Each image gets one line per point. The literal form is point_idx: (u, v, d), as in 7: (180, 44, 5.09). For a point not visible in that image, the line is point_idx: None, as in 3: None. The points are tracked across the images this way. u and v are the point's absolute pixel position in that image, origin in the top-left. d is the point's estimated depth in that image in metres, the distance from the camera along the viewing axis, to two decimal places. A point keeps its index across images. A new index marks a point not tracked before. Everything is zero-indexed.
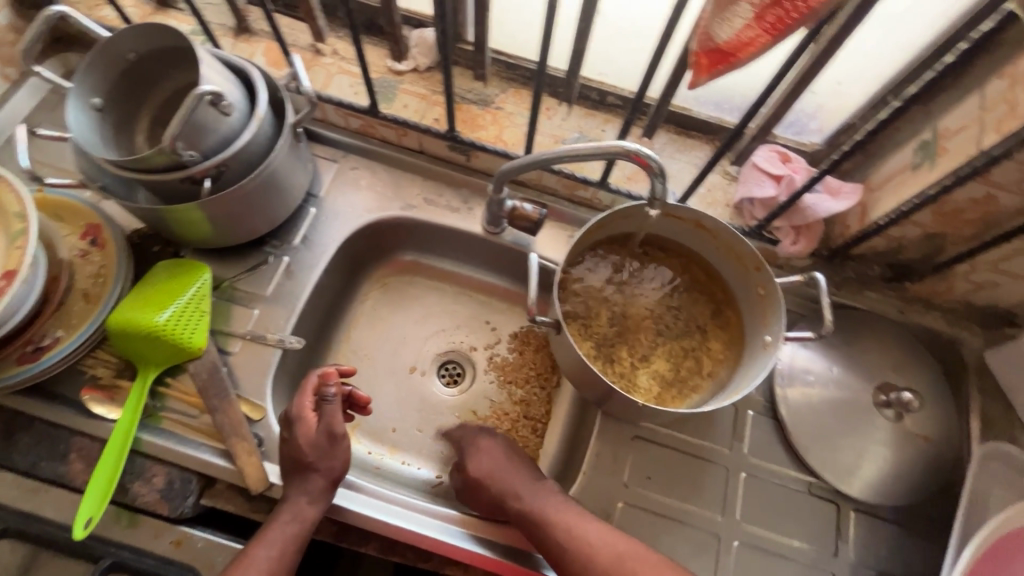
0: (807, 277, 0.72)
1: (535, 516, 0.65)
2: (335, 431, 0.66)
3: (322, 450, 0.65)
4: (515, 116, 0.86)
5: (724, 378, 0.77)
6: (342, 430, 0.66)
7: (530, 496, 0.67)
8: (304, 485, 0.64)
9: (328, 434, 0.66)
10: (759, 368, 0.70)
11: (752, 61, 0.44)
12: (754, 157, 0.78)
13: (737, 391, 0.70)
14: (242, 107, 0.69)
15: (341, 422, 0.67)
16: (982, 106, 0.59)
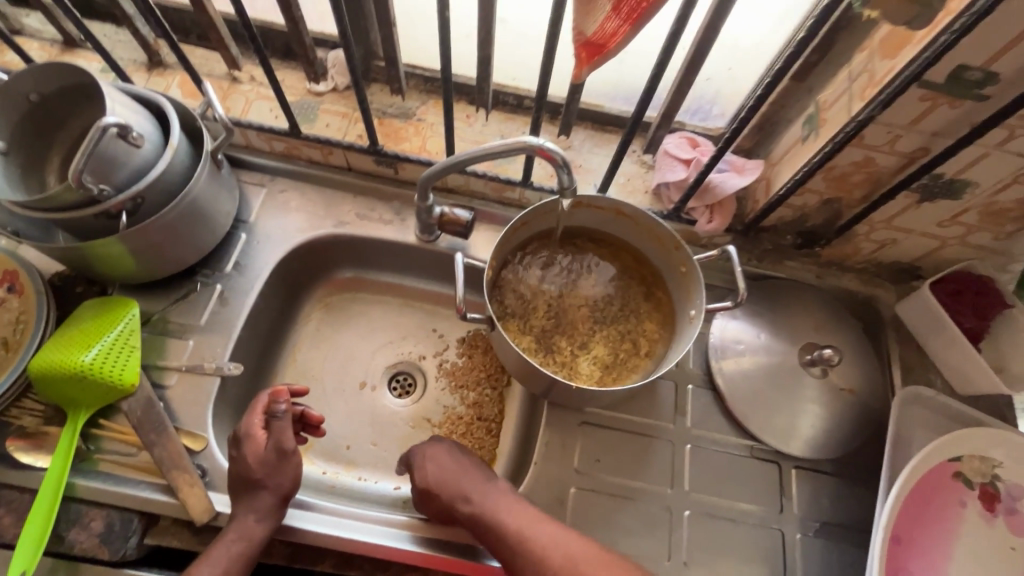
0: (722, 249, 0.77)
1: (485, 521, 0.66)
2: (284, 447, 0.66)
3: (273, 468, 0.64)
4: (436, 125, 0.89)
5: (660, 355, 0.80)
6: (292, 445, 0.66)
7: (481, 504, 0.66)
8: (249, 508, 0.63)
9: (278, 451, 0.65)
10: (687, 341, 0.74)
11: (622, 50, 0.48)
12: (665, 144, 0.83)
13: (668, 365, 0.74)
14: (155, 138, 0.69)
15: (291, 438, 0.67)
16: (848, 78, 0.65)
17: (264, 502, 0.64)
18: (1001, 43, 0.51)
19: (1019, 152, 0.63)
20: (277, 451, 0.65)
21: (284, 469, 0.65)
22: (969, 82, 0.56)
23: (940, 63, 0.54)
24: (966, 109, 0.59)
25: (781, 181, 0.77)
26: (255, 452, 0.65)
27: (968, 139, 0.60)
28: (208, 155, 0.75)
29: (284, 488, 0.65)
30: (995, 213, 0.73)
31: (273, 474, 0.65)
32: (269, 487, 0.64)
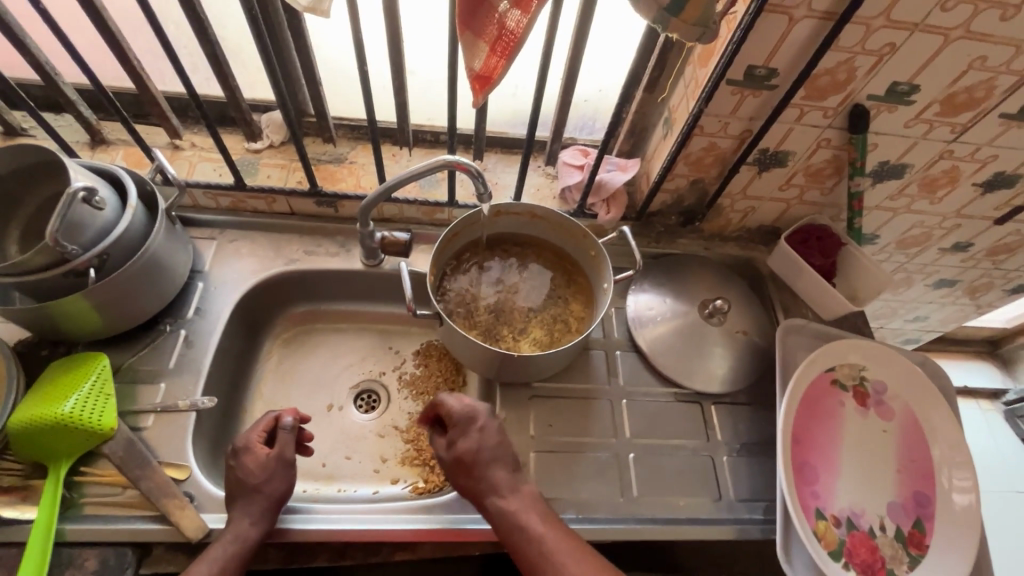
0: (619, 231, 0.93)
1: (510, 516, 0.72)
2: (284, 457, 0.74)
3: (266, 473, 0.71)
4: (368, 165, 1.02)
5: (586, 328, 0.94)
6: (291, 456, 0.75)
7: (512, 500, 0.74)
8: (242, 514, 0.69)
9: (281, 459, 0.73)
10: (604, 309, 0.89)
11: (503, 79, 0.62)
12: (562, 156, 1.01)
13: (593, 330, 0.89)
14: (114, 201, 0.78)
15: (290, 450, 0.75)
16: (685, 85, 0.85)
17: (256, 507, 0.70)
18: (770, 48, 0.72)
19: (813, 124, 0.84)
20: (278, 459, 0.73)
21: (280, 474, 0.72)
22: (760, 76, 0.76)
23: (737, 66, 0.74)
24: (765, 97, 0.80)
25: (656, 172, 0.96)
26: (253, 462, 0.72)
27: (773, 118, 0.81)
28: (163, 213, 0.84)
29: (278, 493, 0.72)
30: (815, 174, 0.95)
31: (261, 480, 0.71)
32: (259, 492, 0.70)
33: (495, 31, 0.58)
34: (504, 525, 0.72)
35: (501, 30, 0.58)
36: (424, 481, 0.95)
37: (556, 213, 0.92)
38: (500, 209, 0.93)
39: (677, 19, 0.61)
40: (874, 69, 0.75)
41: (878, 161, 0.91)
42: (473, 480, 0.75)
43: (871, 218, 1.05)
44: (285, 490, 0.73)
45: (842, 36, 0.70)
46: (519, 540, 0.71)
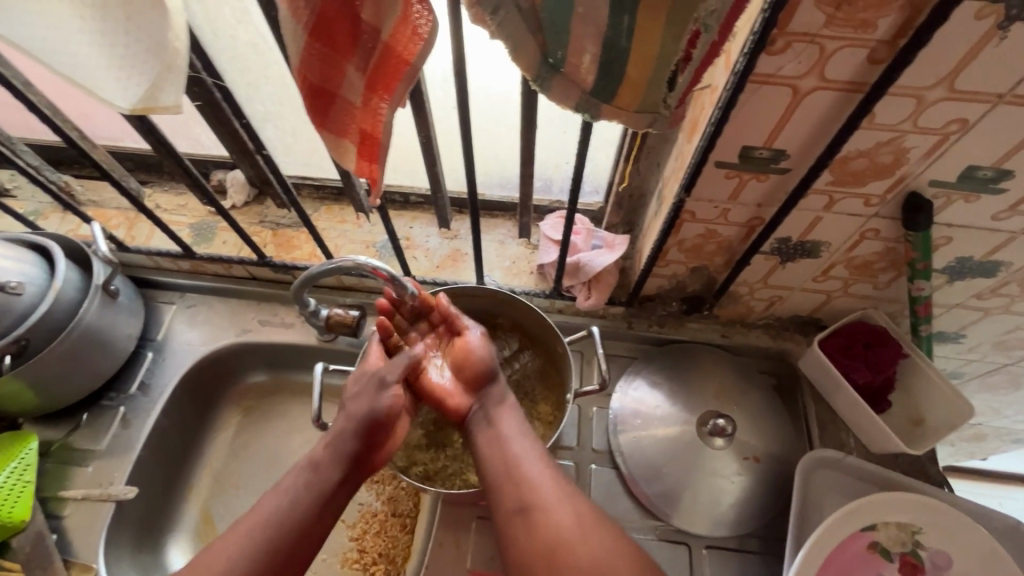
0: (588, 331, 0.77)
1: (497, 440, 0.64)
2: (384, 380, 0.66)
3: (359, 393, 0.66)
4: (329, 230, 0.92)
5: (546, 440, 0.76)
6: (392, 379, 0.66)
7: (508, 404, 0.68)
8: (329, 444, 0.62)
9: (380, 381, 0.66)
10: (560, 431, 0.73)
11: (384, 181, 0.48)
12: (542, 226, 0.86)
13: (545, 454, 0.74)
14: (39, 281, 0.75)
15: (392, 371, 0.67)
16: (676, 157, 0.66)
17: (339, 447, 0.62)
18: (770, 126, 0.52)
19: (852, 213, 0.62)
20: (374, 380, 0.66)
21: (380, 400, 0.65)
22: (762, 159, 0.56)
23: (727, 148, 0.55)
24: (775, 181, 0.59)
25: (646, 254, 0.78)
26: (352, 386, 0.67)
27: (786, 209, 0.60)
28: (97, 287, 0.79)
29: (378, 422, 0.64)
30: (862, 266, 0.71)
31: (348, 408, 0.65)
32: (346, 417, 0.64)
33: (353, 131, 0.45)
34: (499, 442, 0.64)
35: (358, 130, 0.44)
36: None
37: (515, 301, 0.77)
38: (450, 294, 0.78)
39: (610, 104, 0.45)
40: (934, 151, 0.53)
41: (952, 257, 0.66)
42: (486, 381, 0.69)
43: (948, 317, 0.79)
44: (383, 422, 0.64)
45: (877, 110, 0.49)
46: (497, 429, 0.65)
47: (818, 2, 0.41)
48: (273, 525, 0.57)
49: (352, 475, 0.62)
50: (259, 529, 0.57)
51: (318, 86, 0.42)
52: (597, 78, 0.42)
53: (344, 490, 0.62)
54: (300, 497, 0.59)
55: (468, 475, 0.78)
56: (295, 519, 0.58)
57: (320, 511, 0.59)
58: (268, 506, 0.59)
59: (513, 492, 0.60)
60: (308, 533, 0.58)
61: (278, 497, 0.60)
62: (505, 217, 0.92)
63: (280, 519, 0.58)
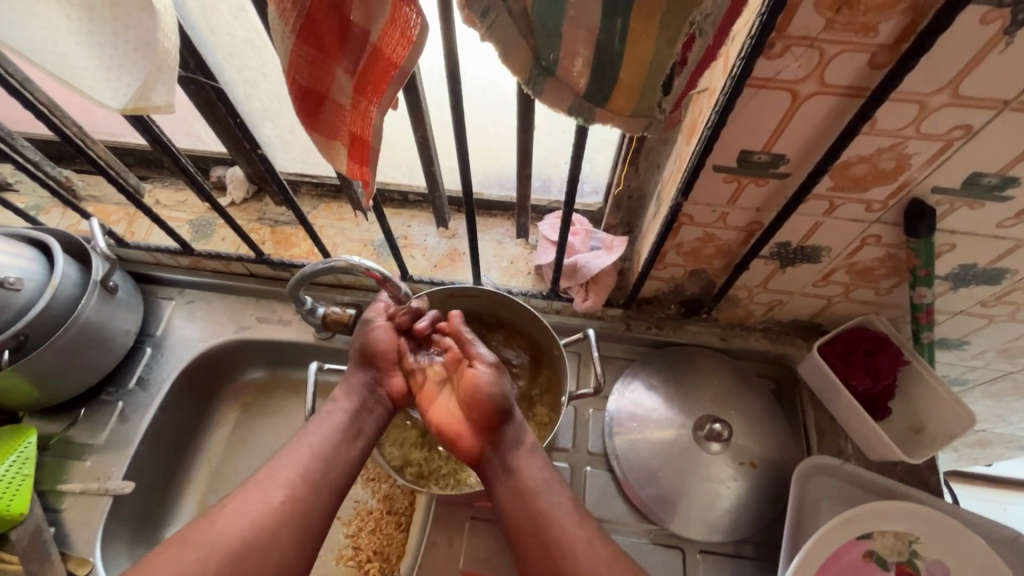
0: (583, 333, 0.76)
1: (529, 492, 0.60)
2: (371, 320, 0.70)
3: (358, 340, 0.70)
4: (327, 227, 0.92)
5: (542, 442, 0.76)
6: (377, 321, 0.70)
7: (533, 452, 0.63)
8: (345, 384, 0.67)
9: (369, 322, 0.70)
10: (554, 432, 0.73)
11: (375, 183, 0.47)
12: (540, 227, 0.85)
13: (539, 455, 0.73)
14: (38, 277, 0.75)
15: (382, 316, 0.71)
16: (675, 159, 0.65)
17: (353, 385, 0.67)
18: (769, 130, 0.51)
19: (854, 218, 0.61)
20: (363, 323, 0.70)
21: (371, 334, 0.69)
22: (760, 163, 0.55)
23: (725, 152, 0.54)
24: (774, 186, 0.58)
25: (644, 256, 0.77)
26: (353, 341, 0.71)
27: (785, 214, 0.59)
28: (96, 283, 0.80)
29: (376, 357, 0.68)
30: (863, 272, 0.70)
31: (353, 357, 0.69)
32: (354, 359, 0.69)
33: (343, 133, 0.44)
34: (530, 495, 0.59)
35: (348, 130, 0.44)
36: None
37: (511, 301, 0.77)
38: (447, 293, 0.78)
39: (604, 108, 0.44)
40: (937, 158, 0.51)
41: (956, 264, 0.65)
42: (499, 422, 0.63)
43: (951, 324, 0.78)
44: (378, 352, 0.68)
45: (878, 115, 0.48)
46: (523, 485, 0.60)
47: (816, 6, 0.40)
48: (309, 451, 0.59)
49: (368, 406, 0.66)
50: (296, 456, 0.58)
51: (307, 88, 0.41)
52: (590, 81, 0.42)
53: (364, 420, 0.65)
54: (323, 429, 0.61)
55: (461, 476, 0.78)
56: (324, 445, 0.60)
57: (345, 440, 0.62)
58: (299, 441, 0.60)
59: (551, 555, 0.57)
60: (336, 459, 0.60)
61: (306, 432, 0.61)
62: (505, 217, 0.92)
63: (313, 447, 0.59)
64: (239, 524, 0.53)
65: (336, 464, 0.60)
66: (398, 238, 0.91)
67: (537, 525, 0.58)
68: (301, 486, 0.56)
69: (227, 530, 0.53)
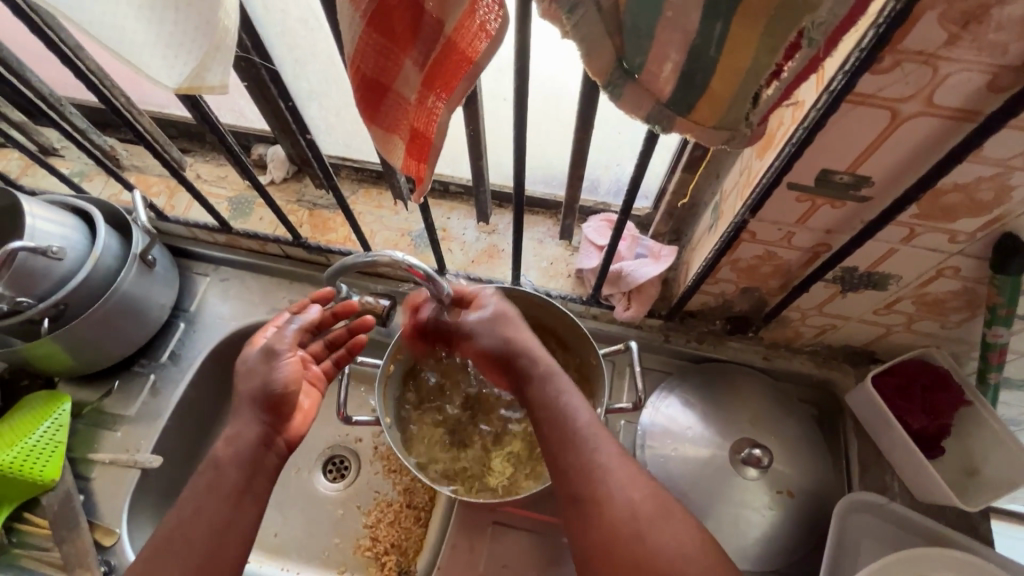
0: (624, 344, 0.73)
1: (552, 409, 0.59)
2: (272, 348, 0.66)
3: (249, 374, 0.65)
4: (365, 214, 0.91)
5: None
6: (280, 348, 0.67)
7: (552, 373, 0.62)
8: (227, 441, 0.61)
9: (271, 350, 0.67)
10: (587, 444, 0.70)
11: (431, 181, 0.45)
12: (585, 230, 0.82)
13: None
14: (80, 246, 0.75)
15: (280, 343, 0.67)
16: (740, 170, 0.61)
17: (242, 437, 0.62)
18: (858, 150, 0.47)
19: (932, 248, 0.57)
20: (263, 355, 0.66)
21: (272, 373, 0.65)
22: (841, 184, 0.51)
23: (804, 169, 0.50)
24: (851, 209, 0.54)
25: (695, 269, 0.73)
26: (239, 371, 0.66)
27: (859, 239, 0.55)
28: (136, 256, 0.80)
29: (277, 399, 0.64)
30: (931, 303, 0.66)
31: (237, 406, 0.63)
32: (242, 401, 0.63)
33: (404, 128, 0.42)
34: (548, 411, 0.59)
35: (410, 124, 0.41)
36: None
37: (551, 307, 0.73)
38: None
39: (686, 117, 0.40)
40: None
41: None
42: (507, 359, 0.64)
43: (1021, 364, 0.73)
44: (282, 395, 0.65)
45: (987, 142, 0.43)
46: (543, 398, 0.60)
47: (940, 18, 0.36)
48: (185, 538, 0.55)
49: (261, 461, 0.62)
50: (174, 549, 0.55)
51: (371, 78, 0.39)
52: (675, 89, 0.38)
53: (256, 484, 0.61)
54: (211, 494, 0.58)
55: (487, 481, 0.76)
56: (203, 526, 0.56)
57: (234, 509, 0.58)
58: (178, 525, 0.56)
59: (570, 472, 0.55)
60: (228, 534, 0.57)
61: (183, 508, 0.57)
62: (548, 216, 0.89)
63: (188, 532, 0.56)
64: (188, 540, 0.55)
65: (232, 535, 0.57)
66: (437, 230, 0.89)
67: (556, 438, 0.57)
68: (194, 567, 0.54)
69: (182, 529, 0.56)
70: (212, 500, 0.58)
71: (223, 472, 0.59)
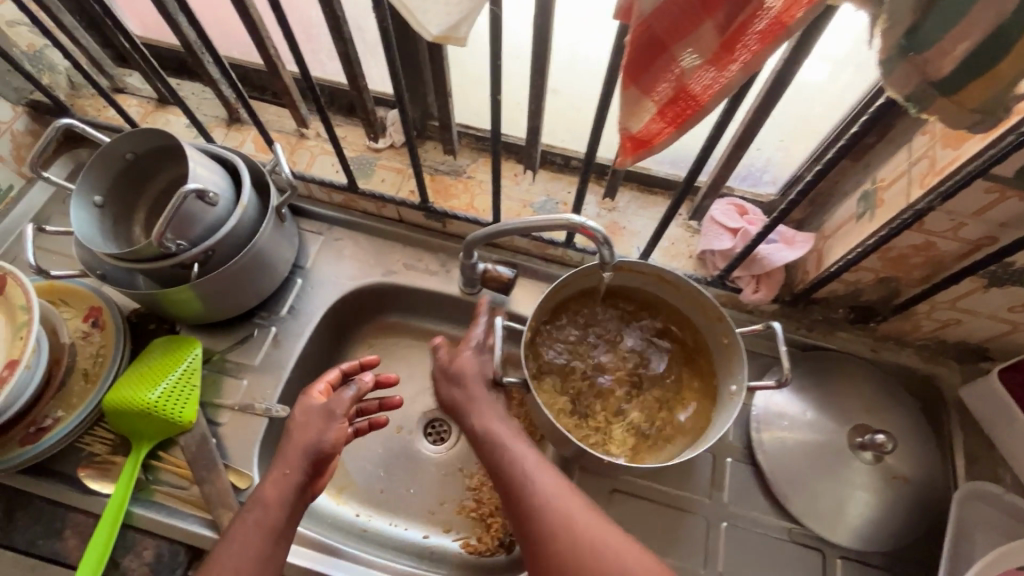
0: (766, 327, 0.73)
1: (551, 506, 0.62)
2: (332, 412, 0.72)
3: (305, 425, 0.71)
4: (485, 183, 0.93)
5: (704, 434, 0.74)
6: (339, 411, 0.72)
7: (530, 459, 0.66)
8: (274, 479, 0.68)
9: (328, 413, 0.72)
10: (727, 420, 0.70)
11: (666, 147, 0.48)
12: (711, 211, 0.83)
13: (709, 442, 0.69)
14: (227, 196, 0.76)
15: (341, 405, 0.73)
16: (911, 159, 0.63)
17: (287, 480, 0.68)
18: None
19: None
20: (324, 414, 0.72)
21: (324, 434, 0.71)
22: None
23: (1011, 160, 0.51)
24: None
25: (833, 258, 0.75)
26: (297, 417, 0.72)
27: None
28: (274, 209, 0.81)
29: (323, 459, 0.70)
30: None
31: (287, 452, 0.69)
32: (291, 449, 0.70)
33: (670, 90, 0.43)
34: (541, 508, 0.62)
35: (681, 85, 0.43)
36: (477, 538, 0.87)
37: (689, 284, 0.74)
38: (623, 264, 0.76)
39: (948, 98, 0.42)
40: None
41: None
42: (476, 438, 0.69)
43: None
44: (333, 451, 0.71)
45: None
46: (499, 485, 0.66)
47: None
48: (234, 569, 0.62)
49: (297, 506, 0.68)
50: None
51: (655, 40, 0.40)
52: (954, 69, 0.39)
53: (291, 521, 0.68)
54: (255, 531, 0.65)
55: (613, 450, 0.76)
56: (250, 561, 0.63)
57: (274, 546, 0.65)
58: (223, 560, 0.63)
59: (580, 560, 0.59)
60: (266, 569, 0.64)
61: (229, 543, 0.64)
62: (666, 196, 0.90)
63: (236, 562, 0.63)
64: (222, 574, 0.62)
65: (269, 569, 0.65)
66: (559, 203, 0.90)
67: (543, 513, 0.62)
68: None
69: (223, 564, 0.63)
70: (257, 537, 0.64)
71: (269, 510, 0.66)
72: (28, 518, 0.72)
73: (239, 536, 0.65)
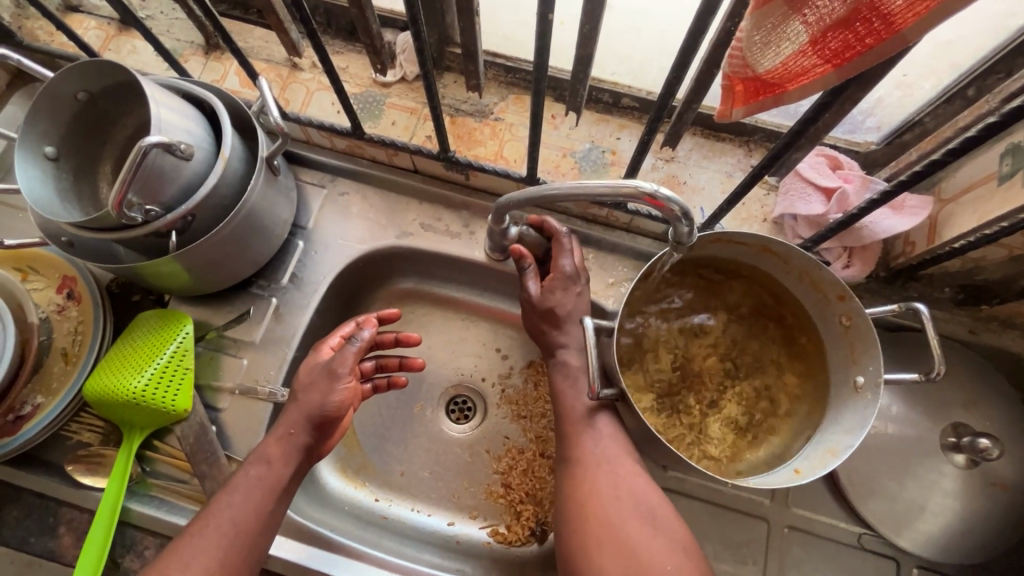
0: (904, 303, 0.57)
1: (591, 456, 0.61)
2: (336, 370, 0.61)
3: (310, 385, 0.61)
4: (516, 127, 0.77)
5: (817, 433, 0.63)
6: (343, 370, 0.61)
7: (623, 496, 0.58)
8: (280, 435, 0.60)
9: (331, 372, 0.61)
10: (860, 420, 0.58)
11: (804, 95, 0.37)
12: (799, 165, 0.68)
13: (837, 449, 0.58)
14: (204, 147, 0.62)
15: (345, 365, 0.61)
16: None
17: (290, 439, 0.60)
18: None
19: None
20: (327, 373, 0.61)
21: (331, 395, 0.60)
22: None
23: None
24: None
25: (954, 232, 0.60)
26: (302, 376, 0.62)
27: None
28: (264, 161, 0.67)
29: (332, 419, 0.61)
30: None
31: (292, 409, 0.61)
32: (298, 408, 0.60)
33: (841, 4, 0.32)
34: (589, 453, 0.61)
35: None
36: (506, 527, 0.80)
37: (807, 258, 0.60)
38: (721, 236, 0.62)
39: None
40: None
41: None
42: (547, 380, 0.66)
43: None
44: (337, 415, 0.61)
45: None
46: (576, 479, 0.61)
47: None
48: (222, 527, 0.55)
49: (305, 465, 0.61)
50: (214, 528, 0.55)
51: None
52: None
53: (295, 478, 0.60)
54: (258, 485, 0.58)
55: (709, 449, 0.66)
56: (252, 512, 0.56)
57: (278, 501, 0.58)
58: (217, 511, 0.56)
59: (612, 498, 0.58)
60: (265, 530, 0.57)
61: (232, 492, 0.57)
62: (738, 143, 0.74)
63: (229, 520, 0.55)
64: (217, 527, 0.55)
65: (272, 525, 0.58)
66: (607, 151, 0.74)
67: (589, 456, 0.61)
68: (230, 548, 0.54)
69: (219, 511, 0.56)
70: (255, 493, 0.57)
71: (274, 466, 0.59)
72: (18, 513, 0.66)
73: (233, 494, 0.57)
